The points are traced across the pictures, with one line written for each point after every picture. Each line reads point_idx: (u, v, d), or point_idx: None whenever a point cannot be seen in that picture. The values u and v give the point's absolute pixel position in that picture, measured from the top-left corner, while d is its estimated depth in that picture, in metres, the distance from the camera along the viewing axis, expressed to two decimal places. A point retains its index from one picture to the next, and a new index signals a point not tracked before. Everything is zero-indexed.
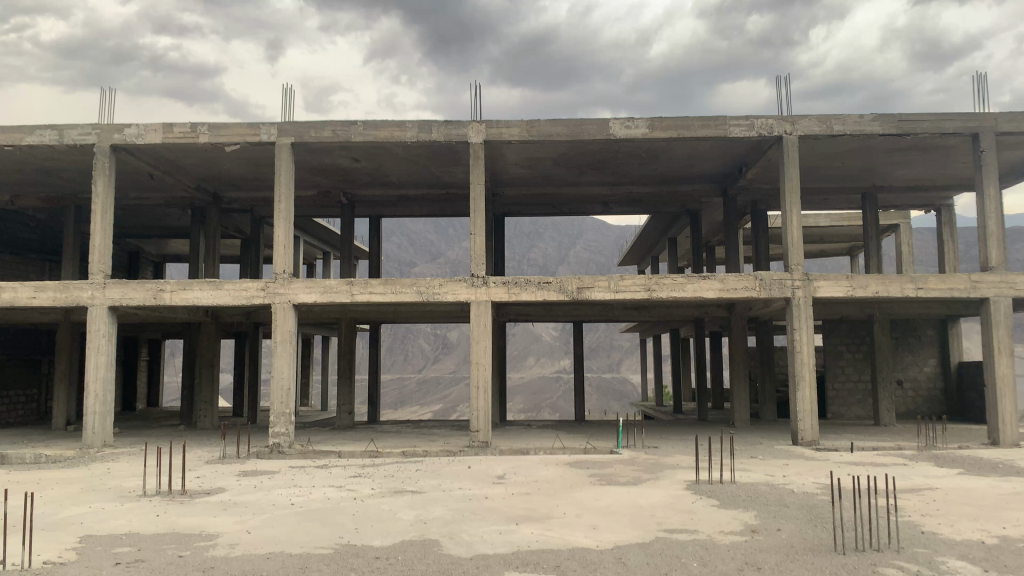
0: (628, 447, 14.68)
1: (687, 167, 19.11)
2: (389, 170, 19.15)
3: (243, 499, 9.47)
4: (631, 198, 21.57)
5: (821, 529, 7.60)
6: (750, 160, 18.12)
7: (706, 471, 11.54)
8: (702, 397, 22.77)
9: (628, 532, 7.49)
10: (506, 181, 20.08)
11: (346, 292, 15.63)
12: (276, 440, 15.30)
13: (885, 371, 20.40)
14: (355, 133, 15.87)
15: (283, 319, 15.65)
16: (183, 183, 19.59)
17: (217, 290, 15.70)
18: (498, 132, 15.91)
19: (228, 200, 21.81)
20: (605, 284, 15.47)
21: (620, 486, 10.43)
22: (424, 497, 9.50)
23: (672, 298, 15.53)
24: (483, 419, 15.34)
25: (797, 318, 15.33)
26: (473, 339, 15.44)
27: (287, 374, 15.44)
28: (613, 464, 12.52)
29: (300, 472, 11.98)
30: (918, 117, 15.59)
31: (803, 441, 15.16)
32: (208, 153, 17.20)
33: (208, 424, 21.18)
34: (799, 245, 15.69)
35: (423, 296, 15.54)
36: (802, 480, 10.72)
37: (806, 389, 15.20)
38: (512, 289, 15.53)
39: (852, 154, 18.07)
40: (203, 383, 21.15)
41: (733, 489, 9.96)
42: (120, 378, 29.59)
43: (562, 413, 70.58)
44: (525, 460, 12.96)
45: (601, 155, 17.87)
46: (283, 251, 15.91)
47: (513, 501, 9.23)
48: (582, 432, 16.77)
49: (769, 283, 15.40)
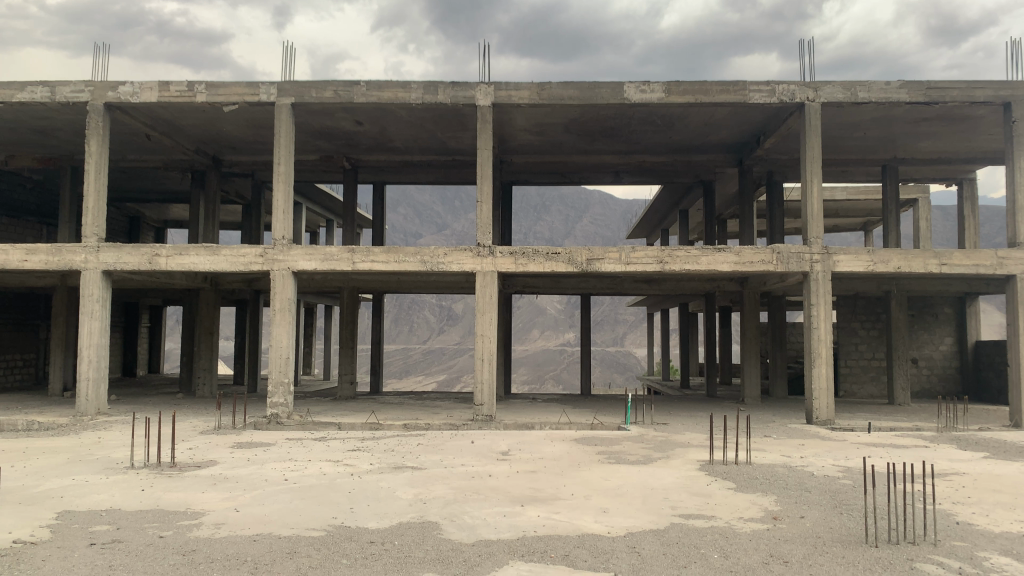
0: (637, 423, 14.22)
1: (702, 136, 18.42)
2: (393, 135, 18.52)
3: (235, 474, 9.03)
4: (642, 168, 20.91)
5: (849, 518, 7.08)
6: (769, 129, 17.44)
7: (719, 450, 11.07)
8: (712, 372, 22.27)
9: (640, 517, 6.99)
10: (515, 147, 19.43)
11: (347, 260, 15.09)
12: (274, 410, 14.88)
13: (901, 349, 19.84)
14: (358, 94, 15.24)
15: (282, 287, 15.15)
16: (181, 144, 19.00)
17: (214, 256, 15.18)
18: (507, 95, 15.24)
19: (228, 164, 21.23)
20: (616, 256, 14.91)
21: (629, 465, 9.96)
22: (425, 474, 9.05)
23: (685, 271, 14.95)
24: (487, 392, 14.85)
25: (815, 293, 14.75)
26: (478, 311, 14.90)
27: (286, 344, 14.99)
28: (621, 441, 12.05)
29: (296, 445, 11.53)
30: (948, 85, 14.85)
31: (817, 420, 14.66)
32: (206, 113, 16.59)
33: (207, 392, 20.80)
34: (819, 217, 15.06)
35: (427, 266, 15.00)
36: (821, 462, 10.23)
37: (822, 367, 14.67)
38: (519, 259, 14.97)
39: (875, 124, 17.36)
40: (202, 350, 20.76)
41: (750, 471, 9.45)
42: (120, 344, 29.26)
43: (566, 386, 70.56)
44: (530, 436, 12.50)
45: (614, 122, 17.20)
46: (282, 217, 15.36)
47: (518, 480, 8.74)
48: (589, 407, 16.32)
49: (787, 256, 14.81)
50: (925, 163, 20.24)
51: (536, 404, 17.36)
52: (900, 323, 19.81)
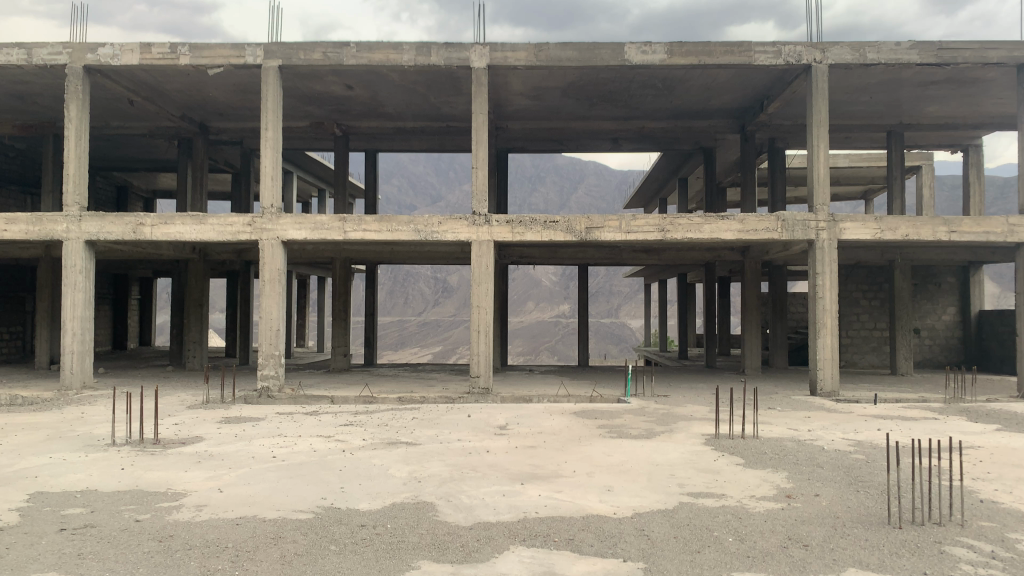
0: (637, 396, 13.86)
1: (704, 100, 17.87)
2: (386, 99, 17.93)
3: (221, 451, 8.64)
4: (641, 134, 20.36)
5: (867, 497, 6.73)
6: (773, 92, 16.90)
7: (725, 423, 10.71)
8: (711, 343, 21.93)
9: (647, 496, 6.63)
10: (511, 112, 18.85)
11: (338, 229, 14.61)
12: (265, 383, 14.48)
13: (904, 319, 19.48)
14: (348, 56, 14.65)
15: (271, 256, 14.68)
16: (165, 110, 18.39)
17: (201, 225, 14.68)
18: (503, 56, 14.66)
19: (215, 130, 20.61)
20: (616, 224, 14.46)
21: (631, 439, 9.59)
22: (420, 450, 8.67)
23: (687, 239, 14.51)
24: (483, 364, 14.46)
25: (820, 262, 14.34)
26: (474, 281, 14.46)
27: (276, 315, 14.57)
28: (622, 414, 11.68)
29: (287, 419, 11.14)
30: (960, 46, 14.32)
31: (822, 391, 14.31)
32: (190, 77, 15.98)
33: (197, 365, 20.39)
34: (825, 183, 14.60)
35: (420, 234, 14.52)
36: (830, 435, 9.88)
37: (827, 337, 14.29)
38: (516, 228, 14.50)
39: (882, 87, 16.84)
40: (192, 322, 20.25)
41: (758, 446, 9.10)
42: (110, 316, 28.79)
43: (561, 357, 70.53)
44: (529, 409, 12.13)
45: (614, 85, 16.64)
46: (270, 184, 14.84)
47: (517, 456, 8.37)
48: (587, 378, 15.97)
49: (792, 223, 14.38)
50: (931, 129, 19.74)
51: (534, 376, 17.00)
52: (903, 292, 19.43)
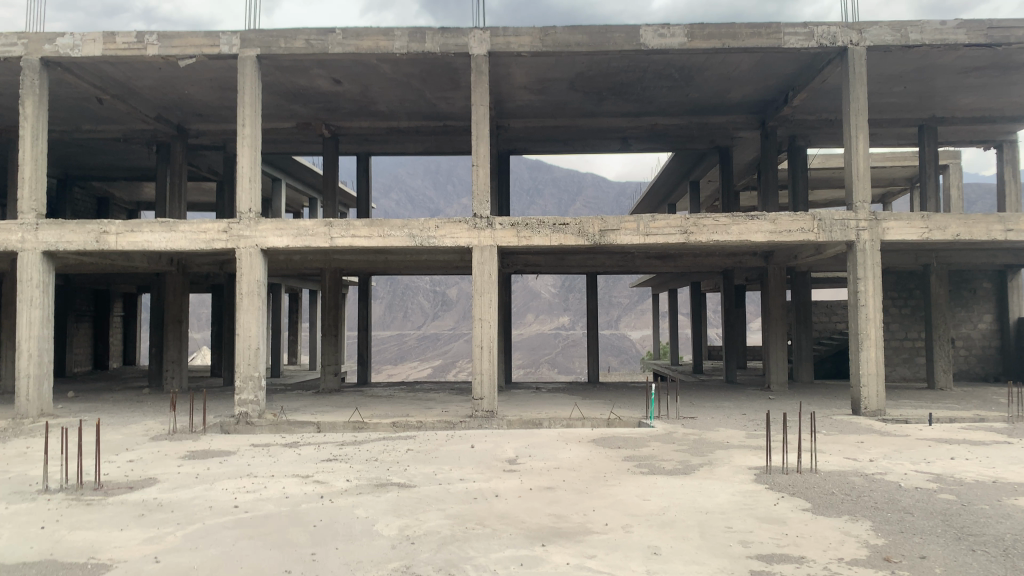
0: (660, 418, 12.33)
1: (723, 91, 16.42)
2: (377, 95, 16.49)
3: (173, 499, 7.10)
4: (653, 133, 18.93)
5: (990, 560, 5.22)
6: (799, 82, 15.49)
7: (770, 453, 9.19)
8: (729, 357, 20.40)
9: (706, 563, 5.12)
10: (513, 109, 17.44)
11: (324, 235, 13.14)
12: (243, 408, 12.98)
13: (941, 328, 17.96)
14: (333, 44, 13.21)
15: (249, 266, 13.18)
16: (138, 111, 16.96)
17: (171, 232, 13.19)
18: (505, 42, 13.23)
19: (195, 133, 19.15)
20: (634, 226, 13.00)
21: (666, 476, 8.10)
22: (415, 496, 7.15)
23: (712, 242, 13.03)
24: (487, 385, 12.91)
25: (861, 265, 12.84)
26: (476, 292, 12.95)
27: (256, 332, 13.08)
28: (649, 442, 10.19)
29: (261, 453, 9.62)
30: (1012, 25, 12.87)
31: (865, 410, 12.75)
32: (161, 70, 14.54)
33: (176, 386, 18.82)
34: (865, 178, 13.11)
35: (415, 240, 13.04)
36: (900, 467, 8.36)
37: (871, 350, 12.76)
38: (521, 232, 13.03)
39: (918, 75, 15.42)
40: (170, 340, 18.61)
41: (821, 483, 7.61)
42: (90, 334, 27.23)
43: (560, 370, 69.25)
44: (539, 437, 10.62)
45: (626, 75, 15.20)
46: (247, 186, 13.35)
47: (532, 503, 6.85)
48: (602, 398, 14.46)
49: (829, 223, 12.90)
50: (966, 123, 18.30)
51: (542, 396, 15.47)
52: (940, 299, 17.91)
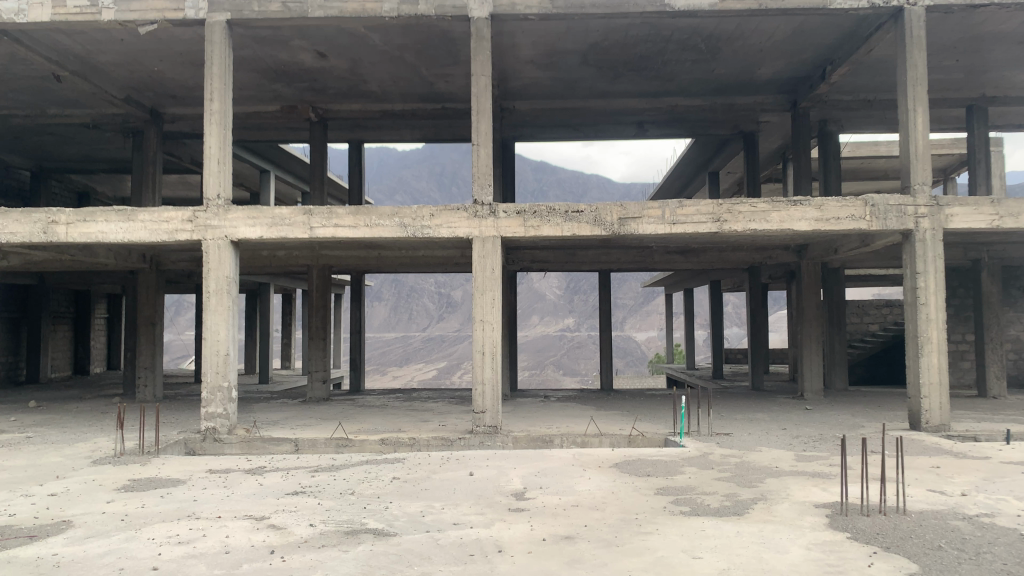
0: (691, 435, 10.67)
1: (753, 66, 14.70)
2: (368, 72, 14.83)
3: (74, 557, 5.40)
4: (672, 117, 17.25)
5: None
6: (839, 54, 13.82)
7: (836, 487, 7.49)
8: (755, 362, 18.71)
9: None
10: (519, 88, 15.79)
11: (303, 224, 11.46)
12: (210, 423, 11.37)
13: (993, 330, 16.23)
14: (313, 7, 11.57)
15: (218, 261, 11.53)
16: (103, 91, 15.34)
17: (129, 222, 11.55)
18: (509, 3, 11.57)
19: (172, 118, 17.52)
20: (658, 213, 11.30)
21: (715, 518, 6.41)
22: (394, 553, 5.45)
23: (749, 232, 11.33)
24: (489, 396, 11.21)
25: (921, 258, 11.10)
26: (476, 290, 11.25)
27: (225, 336, 11.47)
28: (683, 468, 8.53)
29: (215, 484, 7.94)
30: None
31: (927, 425, 10.99)
32: (123, 40, 12.91)
33: (149, 396, 17.08)
34: (926, 157, 11.34)
35: (407, 231, 11.38)
36: (1006, 506, 6.66)
37: (933, 356, 11.03)
38: (529, 220, 11.34)
39: (975, 45, 13.70)
40: (142, 345, 16.94)
41: (919, 530, 5.90)
42: (70, 338, 25.63)
43: (566, 372, 67.73)
44: (553, 460, 8.93)
45: (646, 43, 13.52)
46: (216, 169, 11.71)
47: (548, 564, 5.15)
48: (621, 410, 12.78)
49: (883, 210, 11.18)
50: (1019, 103, 16.54)
51: (552, 407, 13.81)
52: (991, 298, 16.20)
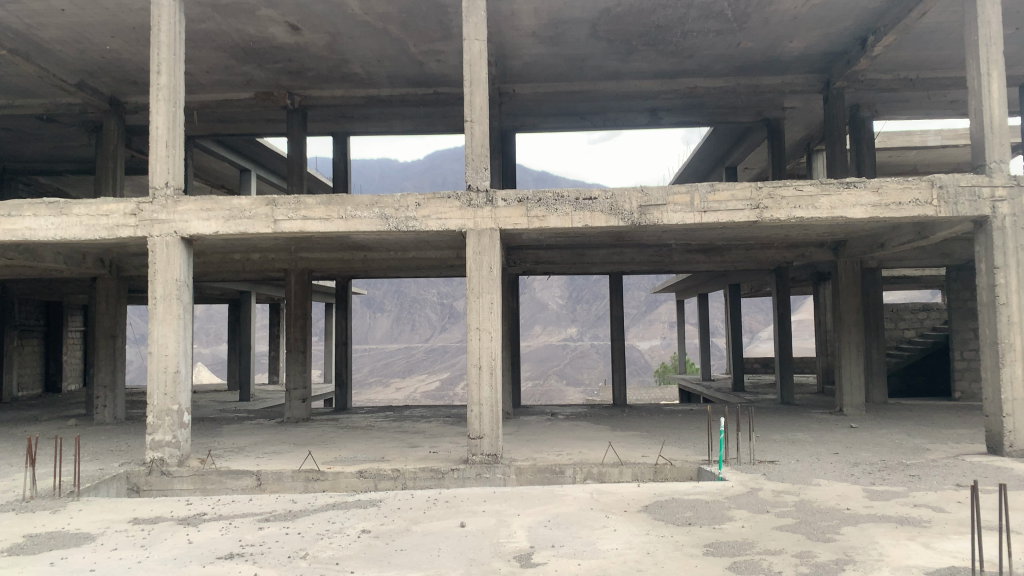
0: (729, 464, 8.90)
1: (784, 38, 12.96)
2: (348, 49, 13.11)
3: None
4: (688, 102, 15.54)
5: None
6: (884, 22, 12.10)
7: (943, 543, 5.67)
8: (785, 373, 16.87)
9: None
10: (519, 67, 14.06)
11: (266, 217, 9.72)
12: (157, 454, 9.57)
13: None
14: None
15: (165, 261, 9.76)
16: (52, 74, 13.63)
17: (63, 218, 9.83)
18: None
19: (135, 108, 15.80)
20: (686, 199, 9.54)
21: None
22: None
23: (793, 222, 9.57)
24: (488, 420, 9.39)
25: (1000, 251, 9.33)
26: (472, 293, 9.46)
27: (175, 350, 9.70)
28: (731, 512, 6.77)
29: (131, 542, 6.14)
30: None
31: (1011, 450, 9.17)
32: (63, 7, 11.20)
33: (109, 417, 15.34)
34: (1003, 129, 9.57)
35: (388, 223, 9.62)
36: None
37: (1017, 366, 9.23)
38: (533, 210, 9.55)
39: None
40: (101, 360, 15.19)
41: None
42: (39, 353, 23.86)
43: (570, 382, 65.91)
44: (567, 502, 7.15)
45: (666, 9, 11.78)
46: (165, 154, 9.95)
47: None
48: (641, 431, 10.97)
49: (953, 192, 9.40)
50: None
51: (561, 427, 12.03)
52: None
